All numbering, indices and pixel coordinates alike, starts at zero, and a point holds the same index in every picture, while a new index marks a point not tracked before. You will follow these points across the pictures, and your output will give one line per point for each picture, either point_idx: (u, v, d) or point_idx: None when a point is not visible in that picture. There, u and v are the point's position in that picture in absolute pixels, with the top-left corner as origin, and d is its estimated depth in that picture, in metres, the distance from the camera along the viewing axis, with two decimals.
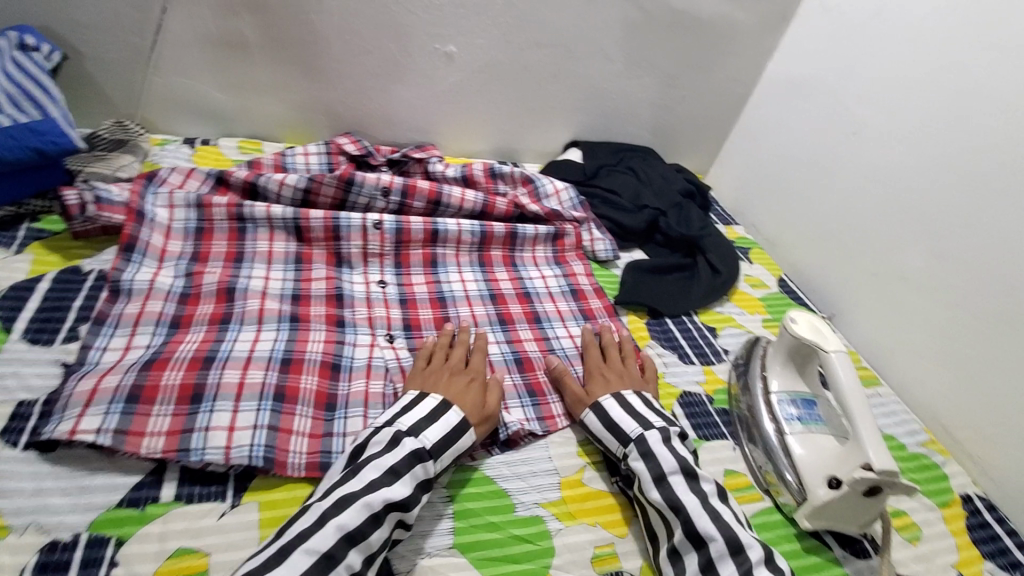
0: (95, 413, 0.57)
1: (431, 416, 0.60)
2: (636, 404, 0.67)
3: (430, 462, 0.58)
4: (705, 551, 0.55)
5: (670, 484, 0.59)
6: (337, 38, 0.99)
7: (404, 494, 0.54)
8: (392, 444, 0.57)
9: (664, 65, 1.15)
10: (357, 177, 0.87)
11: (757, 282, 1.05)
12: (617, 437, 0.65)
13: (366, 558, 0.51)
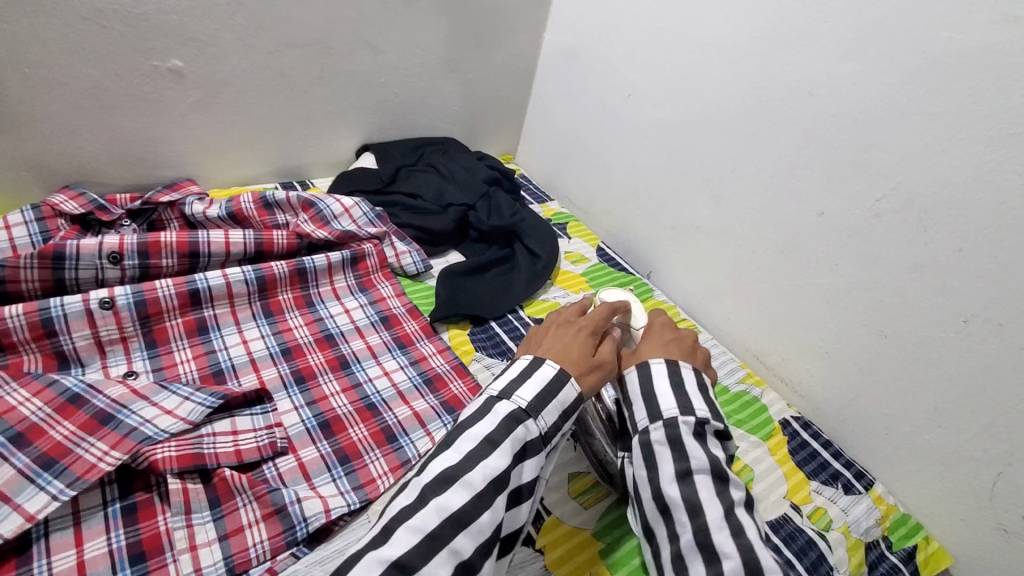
0: None
1: (551, 384, 0.56)
2: (692, 381, 0.60)
3: (544, 421, 0.55)
4: (714, 567, 0.48)
5: (693, 482, 0.52)
6: (5, 71, 0.76)
7: (505, 465, 0.50)
8: (519, 416, 0.53)
9: (440, 50, 1.07)
10: (66, 248, 0.68)
11: (578, 258, 1.04)
12: (647, 408, 0.57)
13: (478, 544, 0.47)
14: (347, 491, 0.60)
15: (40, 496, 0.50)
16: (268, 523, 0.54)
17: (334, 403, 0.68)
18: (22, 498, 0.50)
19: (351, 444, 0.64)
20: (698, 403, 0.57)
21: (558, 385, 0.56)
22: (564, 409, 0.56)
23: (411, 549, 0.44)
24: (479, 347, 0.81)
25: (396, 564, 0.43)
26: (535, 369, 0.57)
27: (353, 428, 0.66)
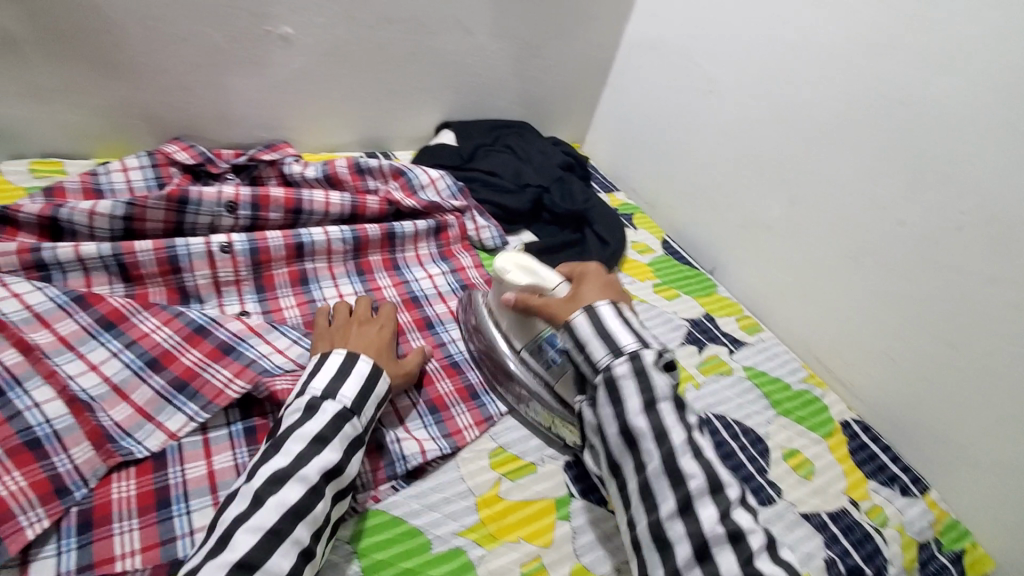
0: (45, 556, 0.47)
1: (367, 383, 0.57)
2: (633, 320, 0.62)
3: (361, 418, 0.56)
4: (682, 489, 0.52)
5: (658, 410, 0.55)
6: (137, 25, 0.81)
7: (337, 457, 0.52)
8: (345, 415, 0.54)
9: (528, 34, 1.09)
10: (190, 193, 0.74)
11: (644, 248, 1.07)
12: (606, 346, 0.59)
13: (315, 531, 0.48)
14: (438, 437, 0.63)
15: (179, 415, 0.57)
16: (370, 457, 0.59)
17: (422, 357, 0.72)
18: (166, 417, 0.57)
19: (439, 397, 0.68)
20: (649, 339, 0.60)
21: (371, 383, 0.58)
22: (382, 399, 0.58)
23: (256, 548, 0.45)
24: None
25: (237, 565, 0.44)
26: (352, 367, 0.57)
27: (441, 382, 0.69)
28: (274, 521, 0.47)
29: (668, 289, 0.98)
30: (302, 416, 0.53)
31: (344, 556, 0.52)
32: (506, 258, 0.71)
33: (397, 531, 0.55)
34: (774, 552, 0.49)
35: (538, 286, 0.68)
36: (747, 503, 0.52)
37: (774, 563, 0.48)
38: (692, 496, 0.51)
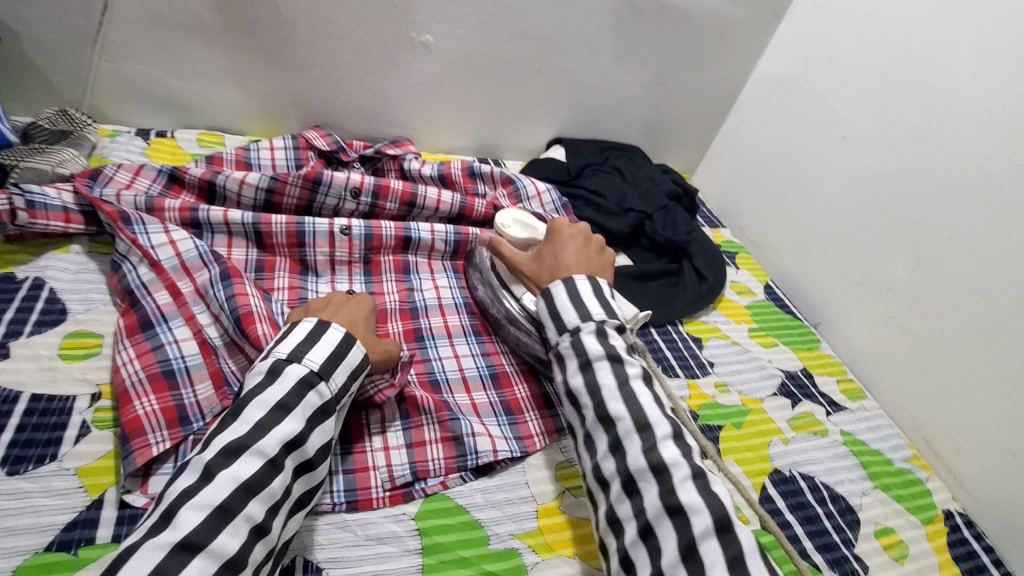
0: (164, 472, 0.53)
1: (341, 351, 0.55)
2: (585, 288, 0.63)
3: (335, 382, 0.53)
4: (613, 431, 0.54)
5: (594, 369, 0.57)
6: (304, 22, 0.91)
7: (296, 427, 0.49)
8: (310, 381, 0.52)
9: (655, 61, 1.09)
10: (324, 175, 0.81)
11: (744, 289, 1.02)
12: (556, 325, 0.61)
13: (270, 507, 0.46)
14: (509, 438, 0.65)
15: None
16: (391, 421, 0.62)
17: (504, 359, 0.74)
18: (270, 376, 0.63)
19: (515, 400, 0.69)
20: (596, 308, 0.61)
21: (344, 350, 0.55)
22: (355, 370, 0.56)
23: (197, 528, 0.42)
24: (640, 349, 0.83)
25: (179, 545, 0.41)
26: (322, 334, 0.55)
27: (518, 386, 0.71)
28: (223, 498, 0.44)
29: (765, 335, 0.93)
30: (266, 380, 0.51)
31: (408, 531, 0.55)
32: (507, 213, 0.85)
33: (459, 520, 0.57)
34: (702, 484, 0.49)
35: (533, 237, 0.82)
36: (680, 439, 0.52)
37: (698, 493, 0.48)
38: (621, 438, 0.53)
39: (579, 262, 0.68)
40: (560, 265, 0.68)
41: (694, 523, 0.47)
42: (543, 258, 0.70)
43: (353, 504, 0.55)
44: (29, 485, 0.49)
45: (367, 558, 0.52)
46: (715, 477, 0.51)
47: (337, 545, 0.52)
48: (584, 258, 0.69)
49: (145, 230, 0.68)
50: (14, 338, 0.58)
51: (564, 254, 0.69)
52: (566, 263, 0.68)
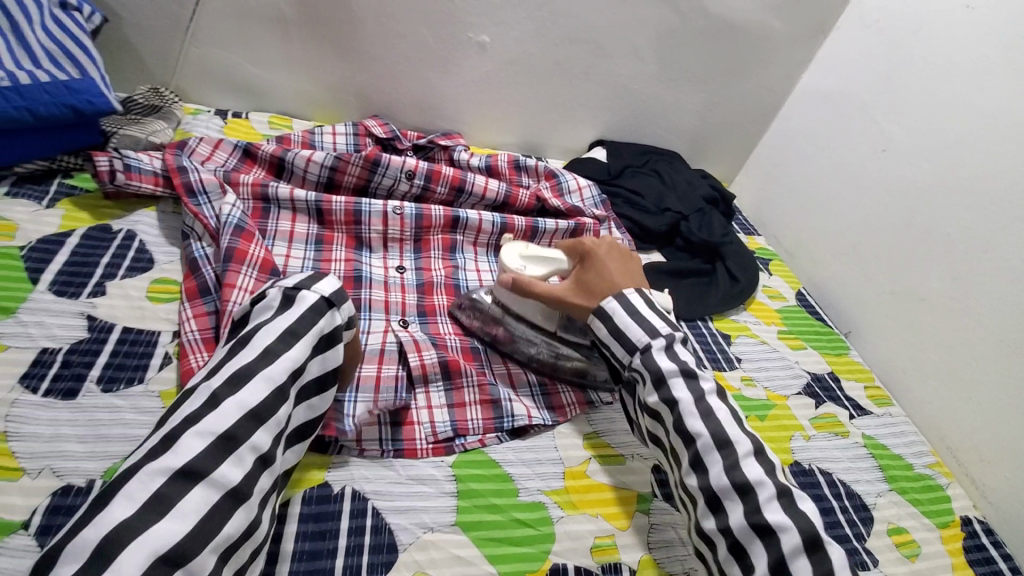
0: None
1: (346, 283, 0.56)
2: (639, 303, 0.64)
3: (343, 312, 0.55)
4: (693, 447, 0.57)
5: (668, 387, 0.59)
6: (372, 19, 0.98)
7: (301, 355, 0.51)
8: (320, 309, 0.53)
9: (700, 70, 1.13)
10: (382, 158, 0.87)
11: (775, 293, 1.04)
12: (624, 344, 0.62)
13: (275, 436, 0.48)
14: (542, 408, 0.69)
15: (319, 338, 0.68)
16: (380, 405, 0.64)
17: None
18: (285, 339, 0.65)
19: None
20: (658, 323, 0.63)
21: (349, 283, 0.57)
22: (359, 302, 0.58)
23: (203, 454, 0.44)
24: None
25: (180, 471, 0.43)
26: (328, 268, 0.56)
27: None
28: (228, 426, 0.45)
29: (794, 338, 0.95)
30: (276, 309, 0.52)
31: (445, 476, 0.59)
32: (512, 249, 0.73)
33: (491, 472, 0.61)
34: (787, 502, 0.52)
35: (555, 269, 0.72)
36: (761, 455, 0.55)
37: (785, 511, 0.52)
38: (702, 453, 0.56)
39: (623, 277, 0.68)
40: (607, 283, 0.67)
41: (783, 539, 0.50)
42: (589, 284, 0.68)
43: (399, 450, 0.60)
44: (120, 402, 0.55)
45: (407, 494, 0.57)
46: (798, 491, 0.54)
47: (381, 480, 0.57)
48: (624, 269, 0.70)
49: (206, 203, 0.74)
50: (109, 280, 0.66)
51: (607, 269, 0.68)
52: (614, 278, 0.67)
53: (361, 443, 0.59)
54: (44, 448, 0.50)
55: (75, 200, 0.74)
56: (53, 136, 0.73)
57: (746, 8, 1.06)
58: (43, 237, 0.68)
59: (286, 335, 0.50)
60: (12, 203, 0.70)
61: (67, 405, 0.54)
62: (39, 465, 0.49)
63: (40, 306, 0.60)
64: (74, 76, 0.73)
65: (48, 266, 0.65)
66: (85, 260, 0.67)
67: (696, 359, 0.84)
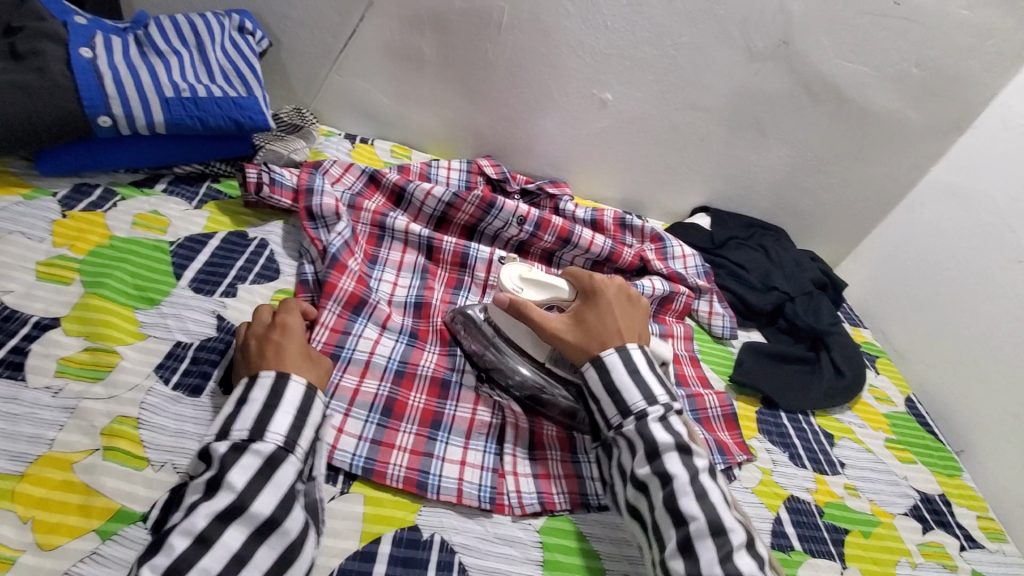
0: (345, 451, 0.58)
1: (275, 404, 0.52)
2: (640, 361, 0.62)
3: (277, 434, 0.51)
4: (682, 529, 0.53)
5: (662, 459, 0.56)
6: (503, 67, 1.01)
7: (231, 497, 0.47)
8: (243, 447, 0.49)
9: (821, 151, 1.09)
10: (498, 201, 0.89)
11: (883, 396, 0.96)
12: (617, 405, 0.60)
13: None
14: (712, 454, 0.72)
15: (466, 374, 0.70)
16: (412, 457, 0.60)
17: (708, 404, 0.79)
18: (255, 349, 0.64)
19: (725, 442, 0.75)
20: (657, 389, 0.61)
21: (276, 398, 0.53)
22: (295, 419, 0.52)
23: None
24: (763, 430, 0.81)
25: None
26: (249, 395, 0.53)
27: (722, 431, 0.77)
28: None
29: (903, 450, 0.87)
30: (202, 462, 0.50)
31: (532, 542, 0.58)
32: (511, 272, 0.70)
33: (578, 546, 0.58)
34: None
35: (553, 299, 0.69)
36: (752, 549, 0.53)
37: None
38: (693, 539, 0.52)
39: (625, 324, 0.65)
40: (609, 329, 0.64)
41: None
42: (586, 325, 0.64)
43: (488, 502, 0.59)
44: None
45: (493, 554, 0.56)
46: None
47: (469, 534, 0.56)
48: (629, 315, 0.66)
49: (323, 228, 0.77)
50: (240, 282, 0.70)
51: (609, 316, 0.65)
52: (614, 325, 0.64)
53: (455, 488, 0.59)
54: (169, 443, 0.53)
55: (219, 204, 0.80)
56: (211, 145, 0.80)
57: (880, 96, 1.02)
58: (190, 236, 0.73)
59: (207, 484, 0.47)
60: (167, 200, 0.77)
61: (191, 402, 0.57)
62: (162, 459, 0.52)
63: (180, 301, 0.65)
64: (242, 94, 0.79)
65: (191, 264, 0.70)
66: (221, 263, 0.71)
67: (796, 457, 0.79)
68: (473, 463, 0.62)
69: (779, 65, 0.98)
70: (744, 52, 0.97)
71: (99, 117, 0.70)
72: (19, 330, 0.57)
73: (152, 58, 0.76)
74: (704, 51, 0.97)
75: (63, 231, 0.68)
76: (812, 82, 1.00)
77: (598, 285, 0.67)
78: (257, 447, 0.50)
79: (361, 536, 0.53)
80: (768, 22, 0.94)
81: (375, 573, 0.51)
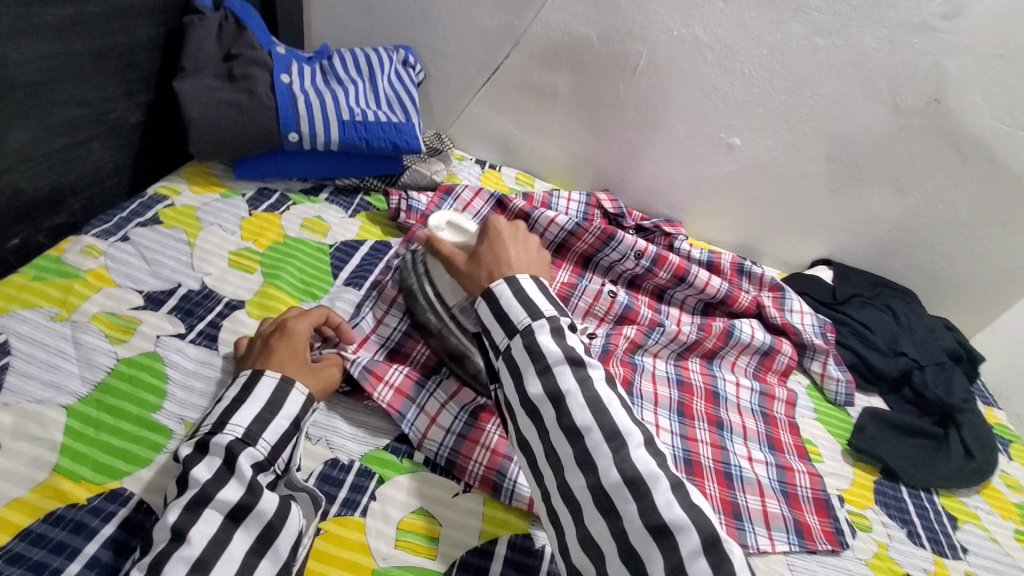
0: (432, 442, 0.62)
1: (240, 397, 0.54)
2: (529, 286, 0.55)
3: (237, 425, 0.52)
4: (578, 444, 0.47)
5: (552, 374, 0.49)
6: (633, 107, 1.05)
7: (196, 488, 0.47)
8: (204, 444, 0.50)
9: (966, 213, 1.02)
10: (618, 234, 0.92)
11: (1015, 484, 0.86)
12: (503, 327, 0.53)
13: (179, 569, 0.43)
14: (794, 534, 0.69)
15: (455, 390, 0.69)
16: (493, 458, 0.61)
17: (798, 480, 0.75)
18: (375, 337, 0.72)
19: (807, 525, 0.70)
20: (546, 305, 0.53)
21: (244, 393, 0.54)
22: (255, 411, 0.53)
23: None
24: (880, 501, 0.77)
25: None
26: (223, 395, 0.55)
27: (809, 514, 0.72)
28: None
29: None
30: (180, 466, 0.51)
31: None
32: (439, 216, 0.73)
33: None
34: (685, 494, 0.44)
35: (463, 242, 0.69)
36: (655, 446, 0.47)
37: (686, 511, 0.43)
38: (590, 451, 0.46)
39: (520, 253, 0.61)
40: (498, 259, 0.60)
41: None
42: (480, 260, 0.61)
43: None
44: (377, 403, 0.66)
45: None
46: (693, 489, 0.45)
47: None
48: (523, 247, 0.63)
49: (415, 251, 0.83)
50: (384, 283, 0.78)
51: (506, 251, 0.61)
52: (507, 257, 0.60)
53: (528, 495, 0.59)
54: (323, 422, 0.62)
55: (369, 215, 0.89)
56: (371, 162, 0.90)
57: None
58: (345, 241, 0.83)
59: (176, 481, 0.48)
60: (329, 208, 0.88)
61: (339, 397, 0.65)
62: (317, 435, 0.61)
63: (334, 296, 0.74)
64: (401, 120, 0.89)
65: (344, 266, 0.79)
66: (368, 266, 0.80)
67: (915, 534, 0.74)
68: None
69: (927, 122, 0.94)
70: (889, 106, 0.94)
71: (289, 133, 0.83)
72: (214, 307, 0.67)
73: (333, 86, 0.88)
74: (844, 103, 0.95)
75: (248, 226, 0.79)
76: (964, 142, 0.95)
77: (489, 223, 0.64)
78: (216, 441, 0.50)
79: (479, 534, 0.57)
80: (919, 78, 0.91)
81: (490, 570, 0.55)
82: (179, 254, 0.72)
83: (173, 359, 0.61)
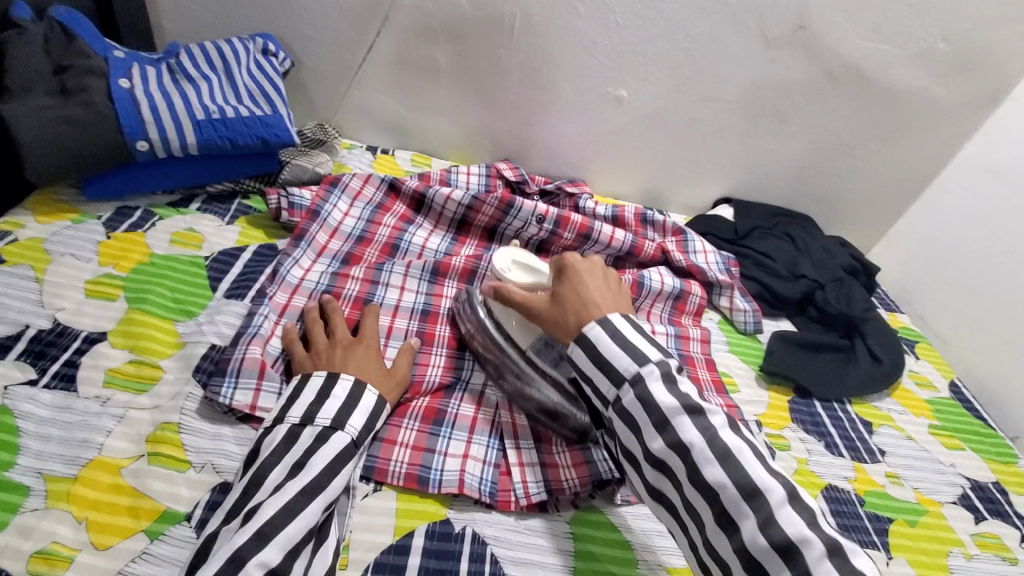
0: None
1: (353, 398, 0.57)
2: (626, 328, 0.55)
3: (354, 426, 0.55)
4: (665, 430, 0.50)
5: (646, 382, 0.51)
6: (517, 71, 1.03)
7: (317, 475, 0.51)
8: (326, 435, 0.54)
9: (846, 133, 1.06)
10: (516, 201, 0.89)
11: (924, 381, 0.92)
12: (609, 376, 0.53)
13: (285, 552, 0.47)
14: None
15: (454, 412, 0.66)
16: (414, 454, 0.60)
17: None
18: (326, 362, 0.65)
19: None
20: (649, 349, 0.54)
21: (356, 396, 0.57)
22: (372, 411, 0.57)
23: None
24: (799, 419, 0.80)
25: None
26: (332, 390, 0.57)
27: None
28: None
29: (950, 436, 0.84)
30: (277, 441, 0.53)
31: (562, 534, 0.58)
32: (503, 255, 0.74)
33: (609, 537, 0.59)
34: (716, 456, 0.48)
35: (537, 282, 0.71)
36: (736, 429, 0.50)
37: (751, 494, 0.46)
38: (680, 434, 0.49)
39: (602, 297, 0.59)
40: (583, 302, 0.58)
41: (804, 551, 0.43)
42: (563, 299, 0.59)
43: (488, 497, 0.59)
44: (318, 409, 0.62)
45: (524, 546, 0.57)
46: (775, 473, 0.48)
47: (500, 526, 0.58)
48: (603, 287, 0.60)
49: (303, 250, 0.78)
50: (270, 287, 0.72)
51: (587, 290, 0.59)
52: (591, 299, 0.58)
53: (455, 480, 0.59)
54: (207, 445, 0.56)
55: (250, 218, 0.83)
56: (243, 163, 0.84)
57: (906, 74, 0.99)
58: (223, 249, 0.77)
59: (291, 467, 0.51)
60: (202, 218, 0.81)
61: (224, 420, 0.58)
62: (202, 460, 0.55)
63: (213, 310, 0.68)
64: (267, 112, 0.82)
65: (224, 278, 0.73)
66: (253, 273, 0.74)
67: (832, 445, 0.78)
68: (475, 457, 0.62)
69: (797, 51, 0.97)
70: (759, 39, 0.96)
71: (138, 142, 0.75)
72: (71, 345, 0.61)
73: (184, 85, 0.81)
74: (718, 41, 0.96)
75: (107, 251, 0.72)
76: (832, 65, 0.98)
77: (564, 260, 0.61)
78: (340, 434, 0.54)
79: (394, 530, 0.55)
80: (781, 8, 0.93)
81: (410, 565, 0.53)
82: (25, 293, 0.64)
83: (24, 409, 0.55)
